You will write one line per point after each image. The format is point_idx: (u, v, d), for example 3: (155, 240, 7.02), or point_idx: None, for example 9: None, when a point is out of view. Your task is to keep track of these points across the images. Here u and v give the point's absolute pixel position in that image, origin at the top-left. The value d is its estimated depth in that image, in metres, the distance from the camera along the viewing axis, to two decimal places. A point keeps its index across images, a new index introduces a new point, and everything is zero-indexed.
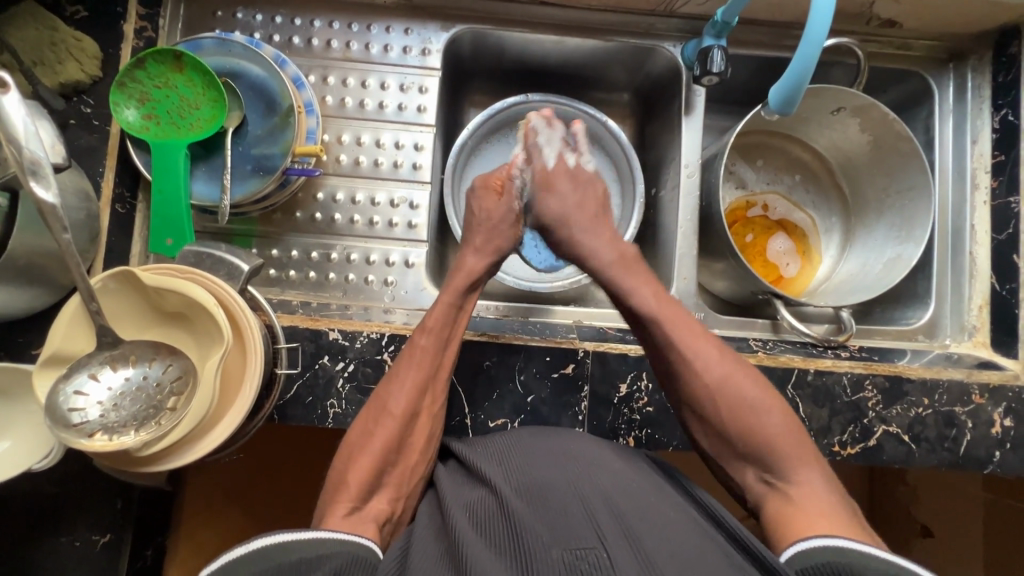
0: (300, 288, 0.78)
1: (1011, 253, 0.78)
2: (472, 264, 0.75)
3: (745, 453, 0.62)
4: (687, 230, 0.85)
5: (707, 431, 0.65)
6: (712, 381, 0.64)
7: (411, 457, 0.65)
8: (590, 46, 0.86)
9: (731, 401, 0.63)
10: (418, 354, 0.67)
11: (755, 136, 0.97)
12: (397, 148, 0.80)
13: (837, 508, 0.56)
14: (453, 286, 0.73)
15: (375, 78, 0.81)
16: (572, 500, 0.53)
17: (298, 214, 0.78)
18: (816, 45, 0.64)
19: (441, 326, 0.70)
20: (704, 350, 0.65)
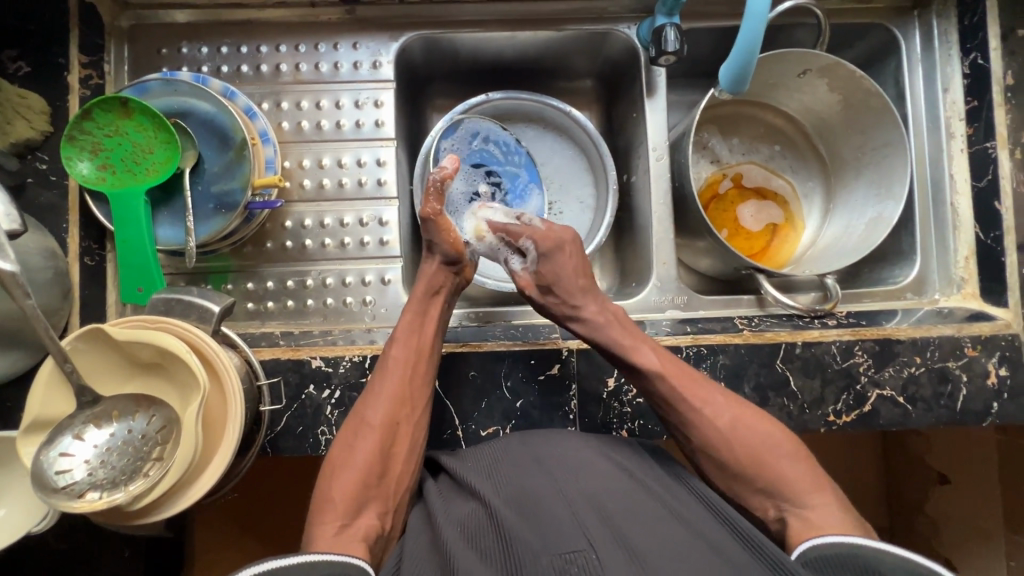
0: (280, 318, 0.78)
1: (993, 200, 0.76)
2: (433, 271, 0.73)
3: (761, 489, 0.61)
4: (662, 213, 0.83)
5: (726, 481, 0.63)
6: (724, 432, 0.63)
7: (396, 471, 0.64)
8: (544, 37, 0.84)
9: (748, 445, 0.62)
10: (393, 363, 0.67)
11: (723, 108, 0.96)
12: (359, 167, 0.79)
13: (842, 511, 0.56)
14: (415, 293, 0.72)
15: (329, 98, 0.80)
16: (560, 504, 0.53)
17: (269, 244, 0.78)
18: (760, 16, 0.64)
19: (414, 334, 0.69)
20: (714, 402, 0.64)
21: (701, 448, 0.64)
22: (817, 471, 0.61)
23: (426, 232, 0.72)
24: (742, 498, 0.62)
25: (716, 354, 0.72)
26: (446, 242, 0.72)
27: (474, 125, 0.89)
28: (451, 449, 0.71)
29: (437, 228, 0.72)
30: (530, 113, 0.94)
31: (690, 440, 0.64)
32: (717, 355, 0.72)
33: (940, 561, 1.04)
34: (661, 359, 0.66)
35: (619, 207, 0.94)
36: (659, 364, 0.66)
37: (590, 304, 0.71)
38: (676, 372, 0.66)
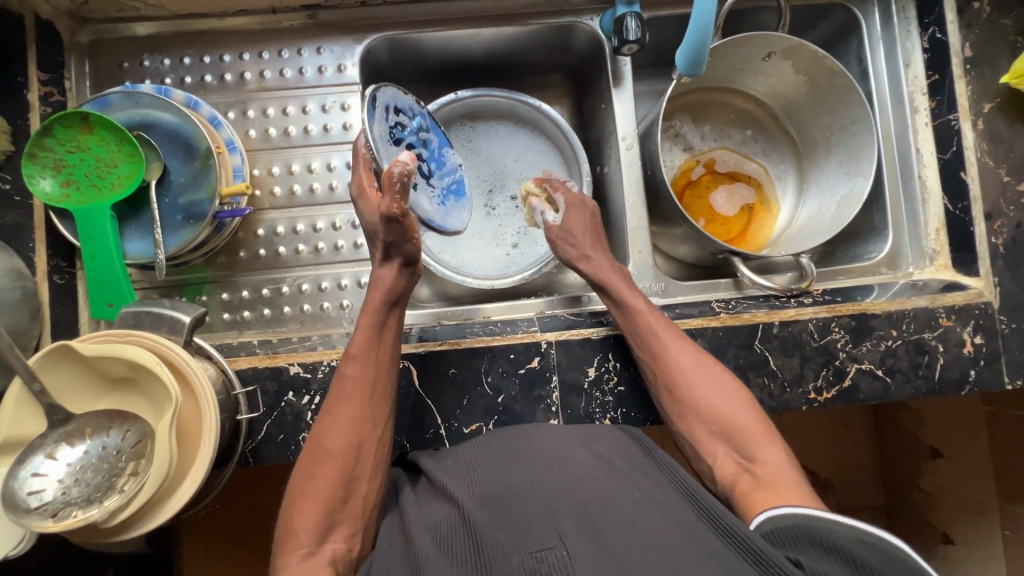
0: (258, 327, 0.77)
1: (959, 172, 0.77)
2: (391, 277, 0.69)
3: (716, 433, 0.65)
4: (636, 202, 0.84)
5: (684, 424, 0.67)
6: (687, 376, 0.67)
7: (361, 491, 0.62)
8: (508, 33, 0.84)
9: (704, 392, 0.66)
10: (350, 384, 0.65)
11: (693, 95, 0.96)
12: (329, 171, 0.79)
13: (795, 475, 0.59)
14: (369, 305, 0.69)
15: (296, 104, 0.79)
16: (539, 501, 0.53)
17: (242, 253, 0.78)
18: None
19: (369, 352, 0.67)
20: (680, 355, 0.68)
21: (668, 393, 0.68)
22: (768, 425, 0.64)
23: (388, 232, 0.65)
24: (699, 442, 0.66)
25: (694, 338, 0.73)
26: (408, 242, 0.68)
27: (385, 96, 0.70)
28: (435, 448, 0.71)
29: (400, 227, 0.65)
30: (501, 109, 0.94)
31: (660, 386, 0.68)
32: (695, 339, 0.73)
33: (940, 535, 1.04)
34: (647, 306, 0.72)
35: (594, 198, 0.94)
36: (639, 312, 0.71)
37: (596, 254, 0.77)
38: (651, 323, 0.70)
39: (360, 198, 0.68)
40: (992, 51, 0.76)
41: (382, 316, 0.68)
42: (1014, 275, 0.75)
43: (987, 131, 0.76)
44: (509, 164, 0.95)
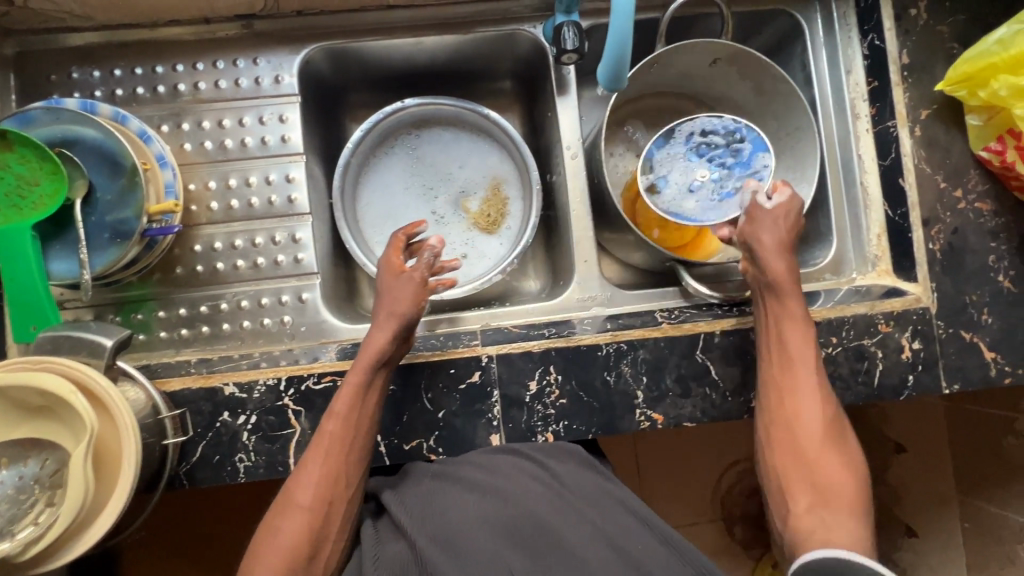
0: (195, 345, 0.75)
1: (898, 178, 0.78)
2: (384, 339, 0.66)
3: (811, 464, 0.64)
4: (581, 211, 0.83)
5: (779, 447, 0.66)
6: (796, 406, 0.66)
7: (326, 549, 0.61)
8: (451, 41, 0.83)
9: (822, 429, 0.65)
10: (326, 442, 0.63)
11: (645, 99, 0.96)
12: (267, 185, 0.77)
13: (863, 520, 0.60)
14: (359, 364, 0.65)
15: (232, 116, 0.77)
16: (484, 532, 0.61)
17: (178, 270, 0.76)
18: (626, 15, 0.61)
19: (353, 412, 0.64)
20: (807, 393, 0.66)
21: (778, 419, 0.67)
22: (857, 466, 0.64)
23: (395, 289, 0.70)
24: (780, 467, 0.66)
25: (636, 349, 0.72)
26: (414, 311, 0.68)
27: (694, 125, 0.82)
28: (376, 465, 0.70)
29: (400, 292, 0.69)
30: (449, 117, 0.94)
31: (778, 400, 0.68)
32: (637, 350, 0.72)
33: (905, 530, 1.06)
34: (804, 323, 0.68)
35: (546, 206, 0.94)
36: (801, 328, 0.68)
37: (778, 261, 0.71)
38: (793, 348, 0.68)
39: (381, 277, 0.73)
40: (930, 58, 0.77)
41: (369, 377, 0.65)
42: (950, 280, 0.76)
43: (924, 138, 0.77)
44: (455, 171, 0.96)
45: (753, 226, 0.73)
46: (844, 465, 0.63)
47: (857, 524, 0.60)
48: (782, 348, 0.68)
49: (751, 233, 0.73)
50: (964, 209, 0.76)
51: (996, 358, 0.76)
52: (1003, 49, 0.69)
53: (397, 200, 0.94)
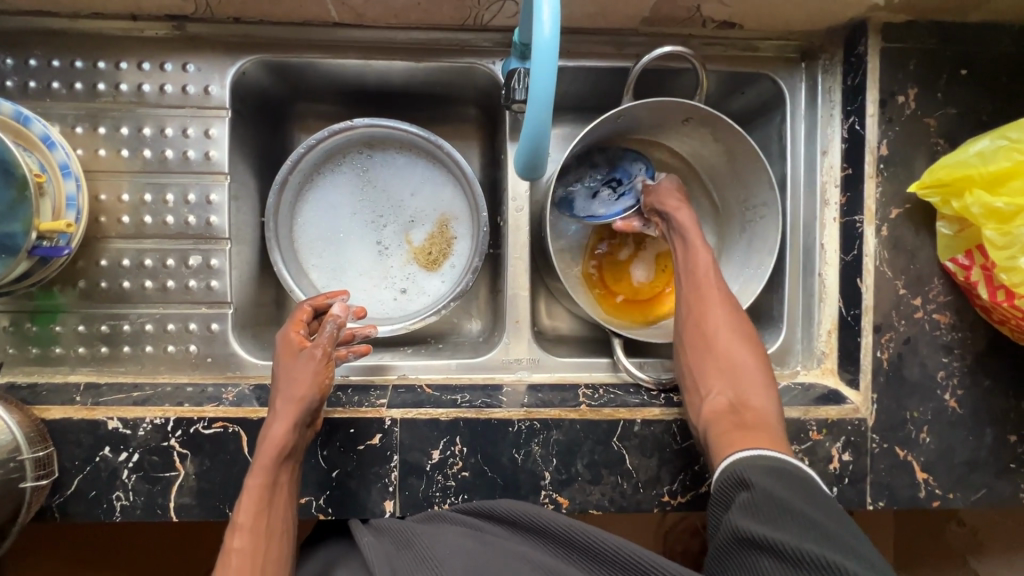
0: (93, 365, 0.72)
1: (856, 277, 0.73)
2: (282, 432, 0.61)
3: (722, 371, 0.67)
4: (520, 267, 0.79)
5: (693, 357, 0.69)
6: (713, 335, 0.69)
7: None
8: (403, 66, 0.77)
9: (731, 342, 0.69)
10: (236, 558, 0.58)
11: (618, 146, 0.86)
12: (185, 203, 0.73)
13: (776, 427, 0.62)
14: (261, 464, 0.60)
15: (153, 124, 0.72)
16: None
17: (81, 283, 0.72)
18: (543, 104, 0.50)
19: (260, 516, 0.60)
20: (715, 312, 0.70)
21: (698, 341, 0.70)
22: (772, 385, 0.67)
23: (293, 373, 0.64)
24: (698, 380, 0.68)
25: (549, 430, 0.68)
26: (318, 396, 0.64)
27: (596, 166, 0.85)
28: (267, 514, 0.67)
29: (297, 372, 0.64)
30: (403, 141, 0.89)
31: (691, 334, 0.71)
32: (550, 430, 0.68)
33: None
34: (706, 265, 0.73)
35: (493, 247, 0.89)
36: (704, 266, 0.72)
37: (679, 209, 0.75)
38: (704, 271, 0.72)
39: (279, 356, 0.67)
40: (911, 152, 0.71)
41: (274, 473, 0.61)
42: (894, 394, 0.71)
43: (891, 239, 0.71)
44: (404, 200, 0.91)
45: (653, 194, 0.79)
46: (762, 381, 0.66)
47: (770, 431, 0.61)
48: (689, 274, 0.73)
49: (654, 198, 0.78)
50: (920, 318, 0.72)
51: (928, 480, 0.72)
52: (982, 162, 0.64)
53: (339, 223, 0.90)
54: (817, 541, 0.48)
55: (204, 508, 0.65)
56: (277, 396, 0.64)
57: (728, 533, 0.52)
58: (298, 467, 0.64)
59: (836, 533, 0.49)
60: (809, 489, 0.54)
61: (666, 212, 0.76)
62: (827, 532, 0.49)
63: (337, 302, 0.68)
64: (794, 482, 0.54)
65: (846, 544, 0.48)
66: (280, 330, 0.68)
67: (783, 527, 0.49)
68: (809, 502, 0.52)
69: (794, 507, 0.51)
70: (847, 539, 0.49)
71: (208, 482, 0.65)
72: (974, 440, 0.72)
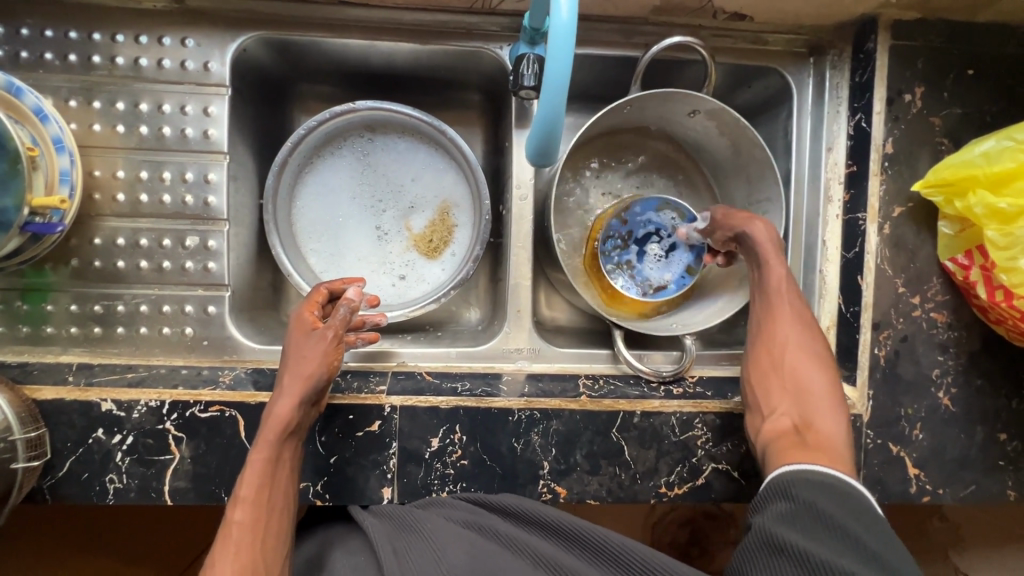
0: (84, 345, 0.70)
1: (856, 275, 0.74)
2: (288, 407, 0.61)
3: (790, 392, 0.67)
4: (522, 256, 0.79)
5: (757, 374, 0.69)
6: (780, 351, 0.69)
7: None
8: (408, 49, 0.76)
9: (801, 362, 0.68)
10: (236, 531, 0.57)
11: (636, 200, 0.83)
12: (182, 182, 0.71)
13: (841, 454, 0.62)
14: (264, 438, 0.61)
15: (150, 100, 0.70)
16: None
17: (74, 261, 0.70)
18: (559, 88, 0.49)
19: (262, 490, 0.60)
20: (786, 331, 0.70)
21: (765, 356, 0.70)
22: (843, 407, 0.66)
23: (302, 351, 0.65)
24: (761, 397, 0.68)
25: (549, 419, 0.68)
26: (325, 376, 0.64)
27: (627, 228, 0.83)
28: None
29: (307, 352, 0.65)
30: (406, 126, 0.88)
31: (757, 349, 0.71)
32: (550, 420, 0.68)
33: None
34: (785, 283, 0.71)
35: (495, 237, 0.88)
36: (778, 282, 0.71)
37: (753, 223, 0.72)
38: (774, 288, 0.71)
39: (292, 332, 0.68)
40: (915, 151, 0.71)
41: (277, 448, 0.61)
42: (889, 390, 0.72)
43: (892, 237, 0.72)
44: (406, 185, 0.90)
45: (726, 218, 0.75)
46: (835, 405, 0.65)
47: (834, 456, 0.61)
48: (760, 289, 0.72)
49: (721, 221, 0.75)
50: (918, 317, 0.72)
51: (919, 475, 0.73)
52: (986, 163, 0.64)
53: (339, 207, 0.89)
54: (853, 559, 0.50)
55: (200, 492, 0.64)
56: (286, 373, 0.64)
57: (758, 536, 0.54)
58: (299, 446, 0.64)
59: (866, 542, 0.51)
60: (858, 509, 0.54)
61: (736, 227, 0.73)
62: (866, 551, 0.50)
63: (352, 287, 0.69)
64: (843, 499, 0.55)
65: (886, 565, 0.49)
66: (292, 313, 0.68)
67: (813, 537, 0.52)
68: (852, 519, 0.53)
69: (835, 522, 0.53)
70: (880, 551, 0.51)
71: (204, 466, 0.64)
72: (965, 437, 0.73)
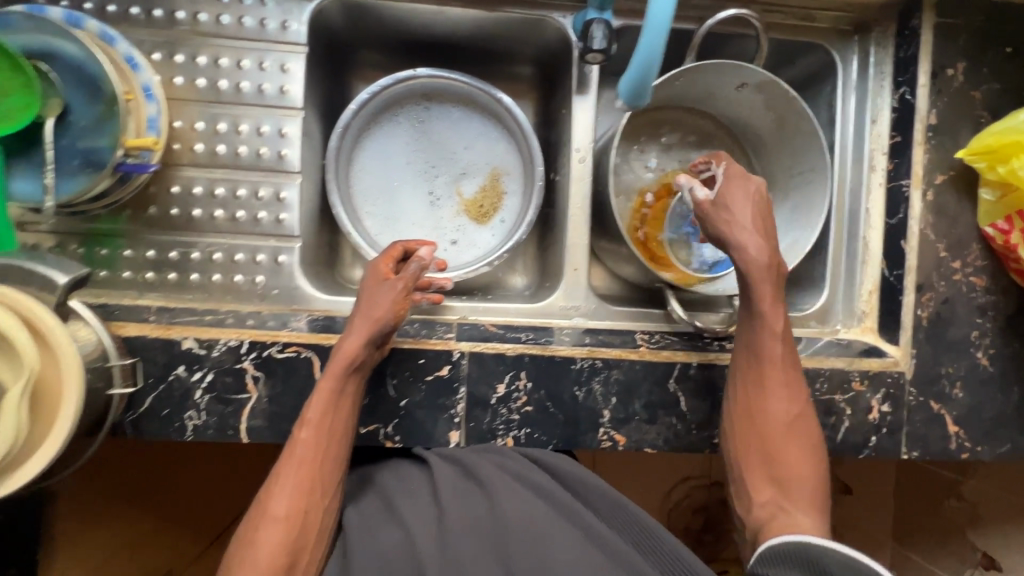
0: (161, 291, 0.72)
1: (900, 239, 0.77)
2: (355, 343, 0.65)
3: (772, 470, 0.67)
4: (579, 219, 0.81)
5: (743, 449, 0.69)
6: (767, 420, 0.68)
7: (303, 561, 0.60)
8: (475, 15, 0.80)
9: (786, 441, 0.68)
10: (298, 452, 0.63)
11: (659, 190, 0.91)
12: (258, 135, 0.74)
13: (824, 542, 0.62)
14: (331, 370, 0.64)
15: (229, 56, 0.73)
16: (470, 537, 0.61)
17: (153, 209, 0.72)
18: (661, 27, 0.56)
19: (327, 415, 0.64)
20: (777, 404, 0.68)
21: (749, 429, 0.69)
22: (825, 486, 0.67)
23: (374, 296, 0.69)
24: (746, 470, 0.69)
25: (610, 369, 0.71)
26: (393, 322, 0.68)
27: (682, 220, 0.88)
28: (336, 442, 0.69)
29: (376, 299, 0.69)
30: (461, 95, 0.91)
31: (740, 424, 0.69)
32: (611, 369, 0.71)
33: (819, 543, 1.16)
34: (783, 357, 0.69)
35: (546, 205, 0.91)
36: (774, 357, 0.69)
37: (750, 235, 0.69)
38: (772, 357, 0.69)
39: (365, 281, 0.72)
40: (958, 122, 0.75)
41: (342, 381, 0.64)
42: (931, 349, 0.76)
43: (935, 203, 0.75)
44: (459, 152, 0.93)
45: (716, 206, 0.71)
46: (818, 486, 0.66)
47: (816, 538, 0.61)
48: (755, 357, 0.69)
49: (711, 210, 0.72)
50: (958, 280, 0.76)
51: (959, 433, 0.76)
52: None
53: (394, 172, 0.91)
54: None
55: (275, 431, 0.67)
56: (358, 313, 0.68)
57: None
58: (364, 385, 0.67)
59: None
60: None
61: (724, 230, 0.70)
62: None
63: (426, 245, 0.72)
64: None
65: None
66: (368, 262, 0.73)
67: None
68: None
69: None
70: None
71: (281, 405, 0.67)
72: (1002, 397, 0.76)
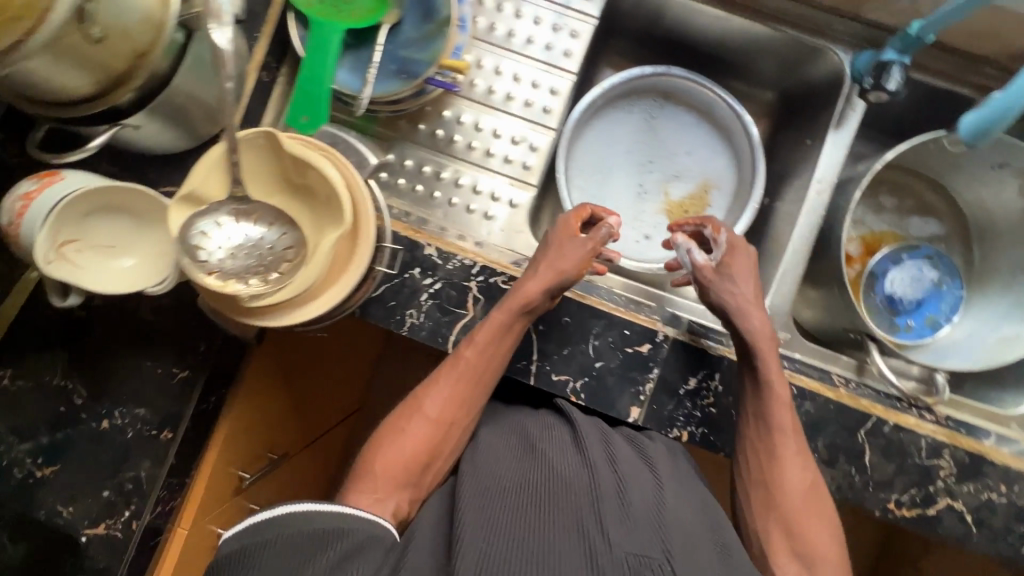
0: (404, 198, 0.78)
1: None
2: (536, 286, 0.67)
3: (795, 548, 0.62)
4: (799, 247, 0.80)
5: (761, 515, 0.64)
6: (789, 492, 0.63)
7: (435, 465, 0.64)
8: (754, 31, 0.84)
9: (813, 520, 0.63)
10: (461, 366, 0.66)
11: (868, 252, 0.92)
12: (533, 87, 0.81)
13: None
14: (507, 305, 0.66)
15: (530, 12, 0.81)
16: (625, 503, 0.53)
17: (422, 126, 0.79)
18: None
19: (491, 343, 0.67)
20: (794, 472, 0.64)
21: (765, 493, 0.64)
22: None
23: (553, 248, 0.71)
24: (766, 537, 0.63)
25: (803, 399, 0.71)
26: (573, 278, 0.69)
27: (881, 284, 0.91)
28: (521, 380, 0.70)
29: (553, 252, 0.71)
30: (699, 103, 0.94)
31: (757, 486, 0.65)
32: (804, 400, 0.71)
33: None
34: (793, 428, 0.65)
35: (753, 230, 0.91)
36: (789, 426, 0.65)
37: (756, 312, 0.67)
38: (779, 420, 0.65)
39: (551, 233, 0.74)
40: None
41: (512, 319, 0.67)
42: None
43: None
44: (678, 156, 0.95)
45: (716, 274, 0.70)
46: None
47: None
48: (766, 416, 0.65)
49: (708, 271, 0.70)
50: None
51: None
52: None
53: (613, 157, 0.95)
54: None
55: None
56: (538, 259, 0.70)
57: None
58: (526, 328, 0.69)
59: None
60: None
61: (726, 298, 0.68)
62: None
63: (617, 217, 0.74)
64: None
65: None
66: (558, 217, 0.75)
67: None
68: None
69: None
70: None
71: None
72: None
